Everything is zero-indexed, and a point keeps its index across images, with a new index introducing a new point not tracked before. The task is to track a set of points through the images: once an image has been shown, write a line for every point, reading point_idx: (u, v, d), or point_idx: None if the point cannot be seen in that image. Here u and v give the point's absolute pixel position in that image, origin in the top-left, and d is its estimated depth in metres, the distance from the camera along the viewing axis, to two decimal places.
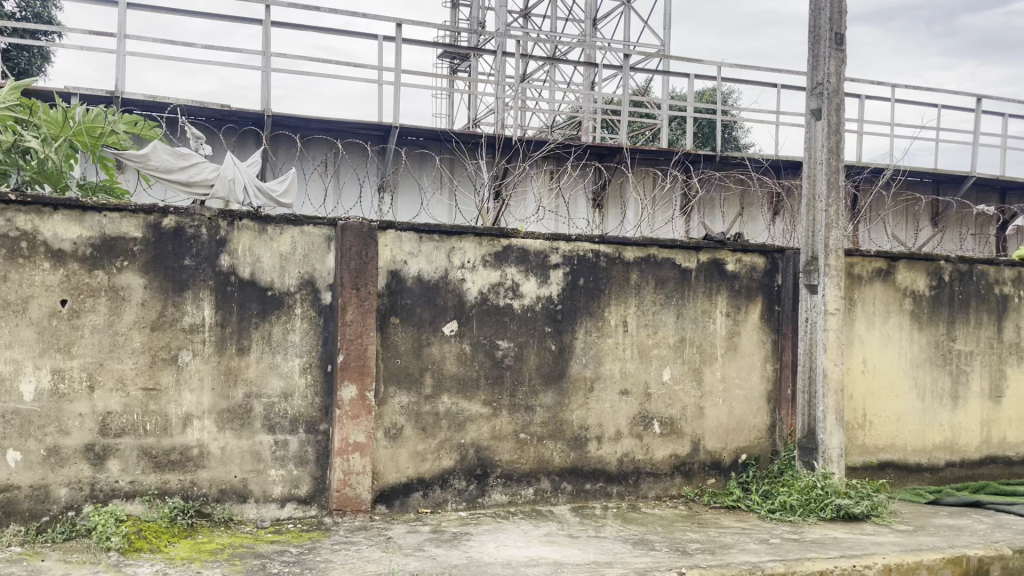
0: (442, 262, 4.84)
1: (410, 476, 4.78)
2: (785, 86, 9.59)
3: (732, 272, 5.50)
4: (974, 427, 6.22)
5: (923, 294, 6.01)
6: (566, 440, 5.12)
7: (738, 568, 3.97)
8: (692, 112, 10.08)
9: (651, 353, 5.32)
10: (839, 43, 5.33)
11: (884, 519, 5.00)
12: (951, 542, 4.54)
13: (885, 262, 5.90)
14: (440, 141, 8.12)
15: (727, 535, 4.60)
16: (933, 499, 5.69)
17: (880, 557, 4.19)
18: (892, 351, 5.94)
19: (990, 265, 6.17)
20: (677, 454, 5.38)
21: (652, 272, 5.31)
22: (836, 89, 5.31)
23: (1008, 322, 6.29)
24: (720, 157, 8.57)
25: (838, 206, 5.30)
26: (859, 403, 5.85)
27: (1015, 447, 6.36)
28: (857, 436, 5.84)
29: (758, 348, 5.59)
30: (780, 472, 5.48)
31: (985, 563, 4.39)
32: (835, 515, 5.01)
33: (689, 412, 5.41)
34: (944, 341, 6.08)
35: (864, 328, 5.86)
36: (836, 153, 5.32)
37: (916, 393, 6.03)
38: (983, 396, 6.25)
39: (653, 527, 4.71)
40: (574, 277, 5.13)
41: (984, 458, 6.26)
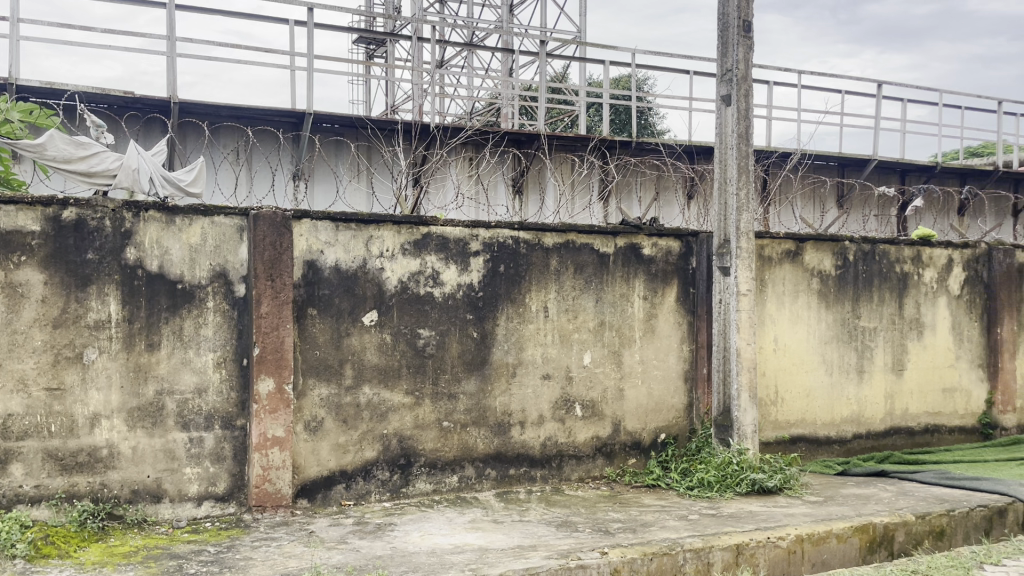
0: (360, 251, 4.78)
1: (332, 469, 4.71)
2: (697, 73, 9.79)
3: (649, 256, 5.60)
4: (879, 400, 6.51)
5: (829, 273, 6.24)
6: (489, 427, 5.13)
7: (659, 545, 4.05)
8: (608, 98, 10.19)
9: (572, 338, 5.38)
10: (747, 31, 5.47)
11: (795, 492, 5.19)
12: (858, 511, 4.75)
13: (793, 243, 6.10)
14: (355, 128, 7.98)
15: (648, 513, 4.70)
16: (841, 470, 5.94)
17: (792, 529, 4.35)
18: (801, 330, 6.16)
19: (891, 245, 6.47)
20: (598, 436, 5.46)
21: (571, 258, 5.36)
22: (745, 75, 5.45)
23: (908, 298, 6.61)
24: (636, 142, 8.69)
25: (748, 189, 5.44)
26: (771, 380, 6.04)
27: (915, 418, 6.69)
28: (770, 412, 6.04)
29: (674, 329, 5.71)
30: (697, 450, 5.62)
31: (890, 530, 4.59)
32: (750, 490, 5.17)
33: (610, 394, 5.49)
34: (849, 318, 6.34)
35: (775, 308, 6.05)
36: (745, 138, 5.46)
37: (824, 368, 6.27)
38: (887, 369, 6.55)
39: (576, 509, 4.78)
40: (494, 264, 5.13)
41: (888, 429, 6.56)
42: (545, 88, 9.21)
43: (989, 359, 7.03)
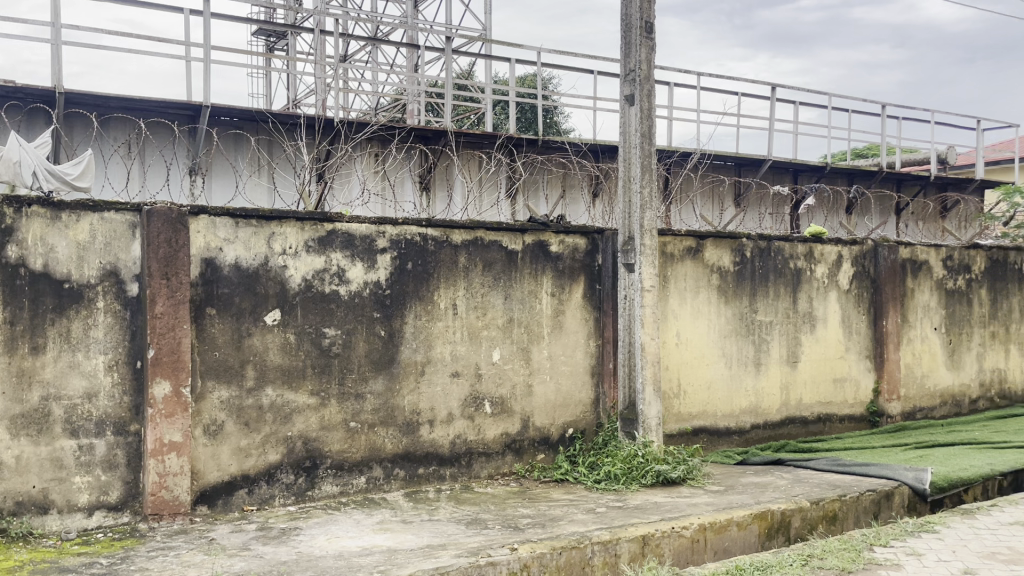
0: (261, 249, 4.64)
1: (233, 474, 4.56)
2: (601, 72, 9.96)
3: (556, 253, 5.65)
4: (775, 391, 6.76)
5: (728, 269, 6.45)
6: (397, 426, 5.07)
7: (568, 539, 4.09)
8: (514, 96, 10.23)
9: (481, 335, 5.37)
10: (649, 32, 5.59)
11: (698, 482, 5.34)
12: (757, 498, 4.92)
13: (694, 241, 6.27)
14: (256, 121, 7.75)
15: (556, 507, 4.74)
16: (741, 460, 6.14)
17: (695, 518, 4.47)
18: (702, 324, 6.34)
19: (785, 242, 6.73)
20: (507, 433, 5.47)
21: (480, 255, 5.35)
22: (648, 75, 5.56)
23: (802, 293, 6.89)
24: (542, 140, 8.77)
25: (651, 187, 5.56)
26: (674, 373, 6.19)
27: (809, 408, 6.98)
28: (673, 405, 6.18)
29: (581, 325, 5.78)
30: (604, 443, 5.70)
31: (787, 516, 4.77)
32: (655, 481, 5.28)
33: (518, 391, 5.51)
34: (747, 312, 6.57)
35: (677, 303, 6.21)
36: (648, 138, 5.57)
37: (724, 361, 6.47)
38: (782, 361, 6.80)
39: (485, 506, 4.77)
40: (402, 261, 5.06)
41: (784, 419, 6.82)
42: (451, 84, 9.17)
43: (876, 350, 7.41)
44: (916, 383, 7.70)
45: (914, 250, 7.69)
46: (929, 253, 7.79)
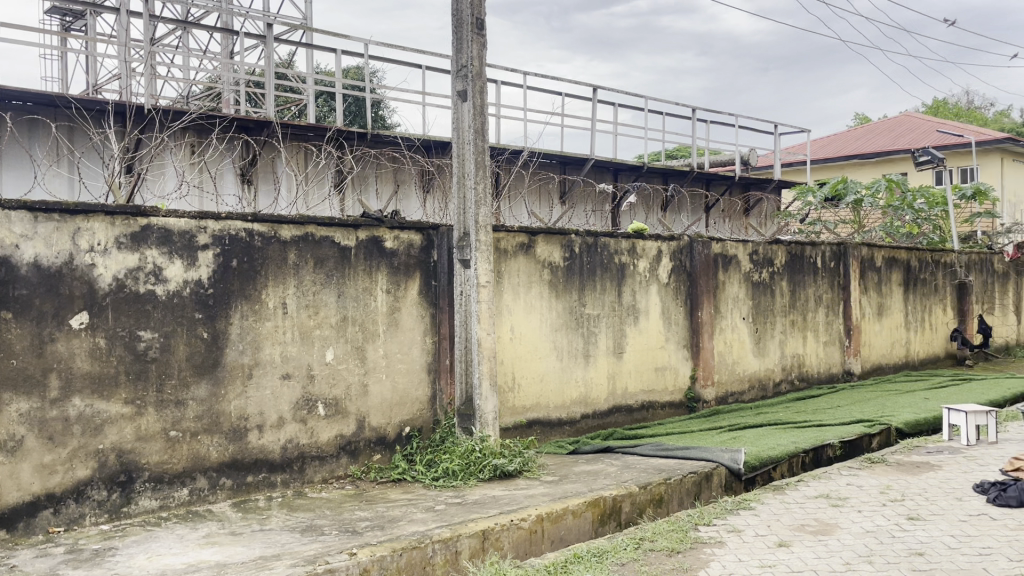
0: (66, 245, 4.22)
1: (35, 494, 4.12)
2: (429, 67, 9.93)
3: (390, 249, 5.55)
4: (603, 381, 7.00)
5: (558, 265, 6.61)
6: (224, 433, 4.78)
7: (408, 539, 4.03)
8: (340, 89, 9.98)
9: (313, 334, 5.17)
10: (481, 29, 5.61)
11: (534, 474, 5.43)
12: (590, 487, 5.07)
13: (526, 237, 6.38)
14: (54, 106, 7.08)
15: (395, 508, 4.66)
16: (573, 449, 6.32)
17: (533, 510, 4.54)
18: (535, 318, 6.45)
19: (610, 238, 7.01)
20: (342, 435, 5.31)
21: (311, 251, 5.16)
22: (479, 72, 5.58)
23: (626, 287, 7.20)
24: (371, 134, 8.61)
25: (485, 184, 5.59)
26: (509, 367, 6.27)
27: (633, 397, 7.29)
28: (508, 398, 6.25)
29: (417, 323, 5.71)
30: (441, 440, 5.68)
31: (618, 502, 4.95)
32: (493, 475, 5.32)
33: (353, 391, 5.36)
34: (577, 306, 6.77)
35: (511, 298, 6.28)
36: (481, 134, 5.60)
37: (555, 354, 6.62)
38: (609, 353, 7.06)
39: (320, 511, 4.60)
40: (226, 258, 4.79)
41: (611, 408, 7.08)
42: (273, 74, 8.79)
43: (693, 340, 7.86)
44: (728, 369, 8.25)
45: (725, 245, 8.24)
46: (738, 248, 8.37)
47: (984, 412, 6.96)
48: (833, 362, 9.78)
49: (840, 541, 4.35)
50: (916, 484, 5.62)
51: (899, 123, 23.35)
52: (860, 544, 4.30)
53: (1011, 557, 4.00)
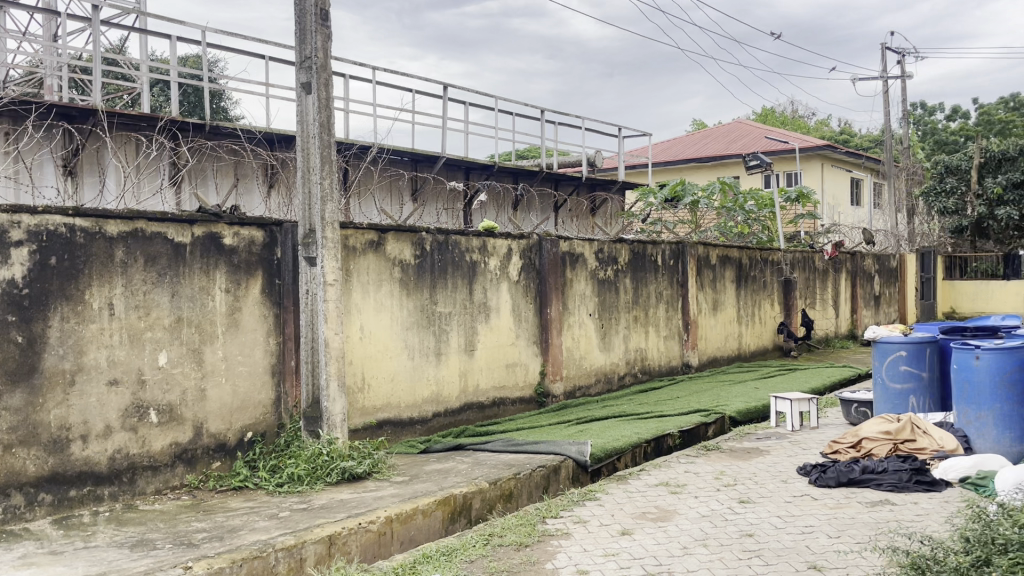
0: None
1: None
2: (272, 58, 9.60)
3: (230, 247, 5.30)
4: (454, 378, 6.98)
5: (409, 262, 6.54)
6: (42, 446, 4.40)
7: (249, 548, 3.85)
8: (177, 77, 9.46)
9: (144, 337, 4.85)
10: (325, 20, 5.45)
11: (383, 475, 5.33)
12: (440, 485, 5.04)
13: (375, 234, 6.27)
14: None
15: (235, 517, 4.44)
16: (423, 448, 6.26)
17: (381, 511, 4.45)
18: (385, 317, 6.35)
19: (460, 236, 7.01)
20: (177, 443, 5.01)
21: (141, 248, 4.84)
22: (324, 64, 5.43)
23: (476, 285, 7.23)
24: (209, 126, 8.20)
25: (331, 179, 5.44)
26: (358, 367, 6.13)
27: (485, 393, 7.32)
28: (357, 399, 6.11)
29: (259, 323, 5.47)
30: (286, 445, 5.49)
31: (468, 500, 4.95)
32: (340, 478, 5.18)
33: (189, 396, 5.08)
34: (428, 304, 6.72)
35: (360, 297, 6.16)
36: (327, 128, 5.44)
37: (406, 353, 6.54)
38: (460, 351, 7.05)
39: (153, 524, 4.32)
40: (43, 255, 4.41)
41: (462, 405, 7.06)
42: (100, 59, 8.21)
43: (543, 336, 8.00)
44: (575, 364, 8.46)
45: (572, 244, 8.44)
46: (584, 247, 8.60)
47: (807, 399, 7.49)
48: (673, 355, 10.24)
49: (679, 526, 4.54)
50: (747, 468, 5.97)
51: (732, 130, 24.79)
52: (696, 528, 4.51)
53: (829, 533, 4.31)
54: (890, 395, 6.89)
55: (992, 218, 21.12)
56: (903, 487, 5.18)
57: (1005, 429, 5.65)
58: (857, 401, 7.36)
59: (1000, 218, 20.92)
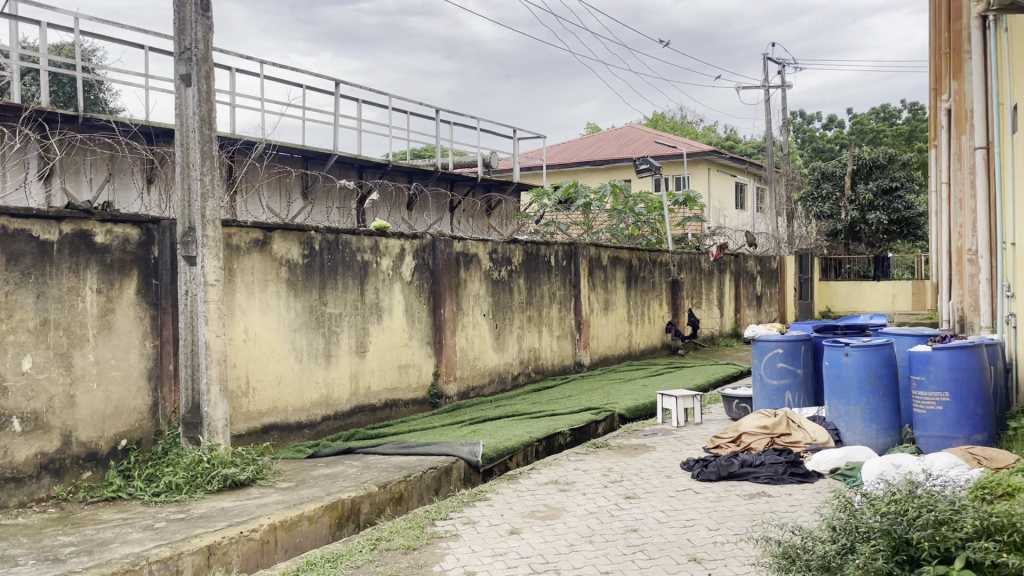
0: None
1: None
2: (152, 48, 9.20)
3: (102, 245, 5.03)
4: (344, 381, 6.84)
5: (296, 262, 6.37)
6: None
7: (120, 562, 3.66)
8: (47, 65, 8.94)
9: (5, 341, 4.54)
10: (206, 10, 5.25)
11: (268, 481, 5.17)
12: (328, 490, 4.93)
13: (261, 233, 6.08)
14: None
15: (107, 530, 4.22)
16: (311, 453, 6.11)
17: (264, 519, 4.32)
18: (271, 319, 6.17)
19: (350, 235, 6.90)
20: (43, 453, 4.72)
21: (2, 246, 4.54)
22: (205, 56, 5.23)
23: (368, 285, 7.12)
24: (82, 117, 7.78)
25: (213, 175, 5.25)
26: (242, 370, 5.93)
27: (377, 395, 7.20)
28: (241, 404, 5.91)
29: (135, 325, 5.22)
30: (164, 452, 5.25)
31: (356, 504, 4.86)
32: (222, 486, 4.99)
33: (57, 403, 4.79)
34: (317, 305, 6.57)
35: (245, 298, 5.96)
36: (208, 122, 5.24)
37: (294, 355, 6.37)
38: (350, 352, 6.92)
39: (15, 540, 4.05)
40: None
41: (353, 408, 6.92)
42: None
43: (436, 337, 7.95)
44: (469, 364, 8.45)
45: (466, 244, 8.43)
46: (478, 247, 8.61)
47: (692, 396, 7.73)
48: (566, 354, 10.37)
49: (566, 524, 4.60)
50: (634, 465, 6.11)
51: (624, 134, 25.38)
52: (583, 525, 4.57)
53: (710, 526, 4.46)
54: (769, 391, 7.19)
55: (863, 222, 22.40)
56: (779, 479, 5.41)
57: (871, 422, 5.99)
58: (738, 397, 7.65)
59: (871, 222, 22.22)
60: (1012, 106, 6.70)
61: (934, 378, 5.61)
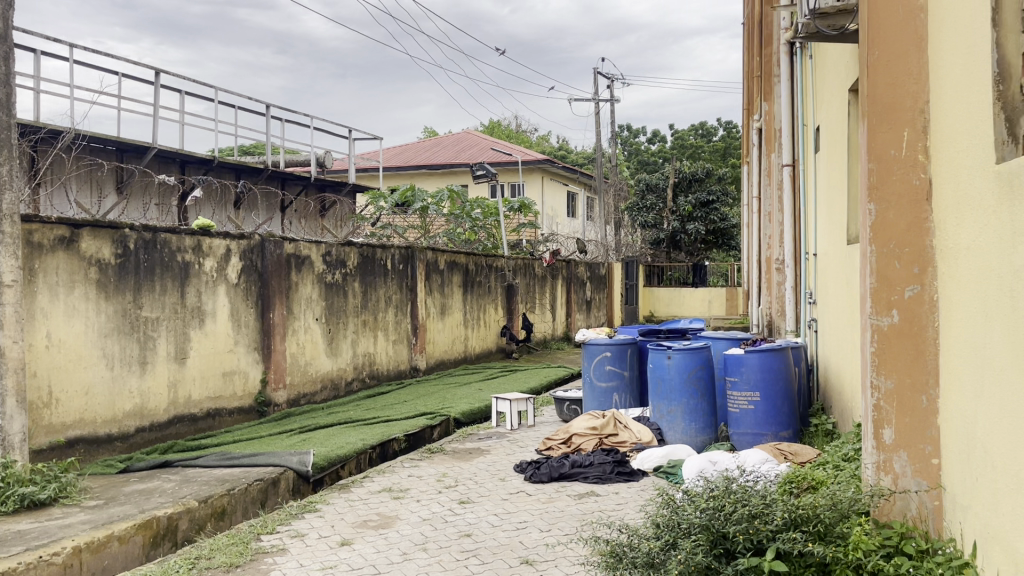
0: None
1: None
2: None
3: None
4: (162, 389, 6.39)
5: (108, 262, 5.91)
6: None
7: None
8: None
9: None
10: None
11: (72, 500, 4.73)
12: (142, 507, 4.58)
13: (68, 230, 5.59)
14: None
15: None
16: (123, 467, 5.65)
17: (67, 541, 3.94)
18: (78, 324, 5.67)
19: (170, 234, 6.50)
20: None
21: None
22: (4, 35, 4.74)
23: (189, 287, 6.71)
24: None
25: (11, 166, 4.75)
26: (43, 380, 5.40)
27: (198, 404, 6.78)
28: (41, 416, 5.38)
29: None
30: None
31: (173, 520, 4.54)
32: (18, 506, 4.51)
33: None
34: (131, 308, 6.11)
35: (47, 302, 5.44)
36: (6, 109, 4.74)
37: (104, 362, 5.88)
38: (169, 359, 6.49)
39: None
40: None
41: (171, 419, 6.47)
42: None
43: (264, 342, 7.61)
44: (300, 370, 8.14)
45: (298, 245, 8.15)
46: (310, 249, 8.34)
47: (525, 400, 7.85)
48: (402, 359, 10.24)
49: (398, 532, 4.52)
50: (468, 469, 6.12)
51: (461, 139, 25.56)
52: (416, 533, 4.51)
53: (541, 528, 4.54)
54: (597, 393, 7.43)
55: (684, 232, 23.77)
56: (607, 479, 5.60)
57: (690, 421, 6.32)
58: (569, 399, 7.86)
59: (690, 232, 23.61)
60: (814, 128, 7.31)
61: (746, 379, 6.00)
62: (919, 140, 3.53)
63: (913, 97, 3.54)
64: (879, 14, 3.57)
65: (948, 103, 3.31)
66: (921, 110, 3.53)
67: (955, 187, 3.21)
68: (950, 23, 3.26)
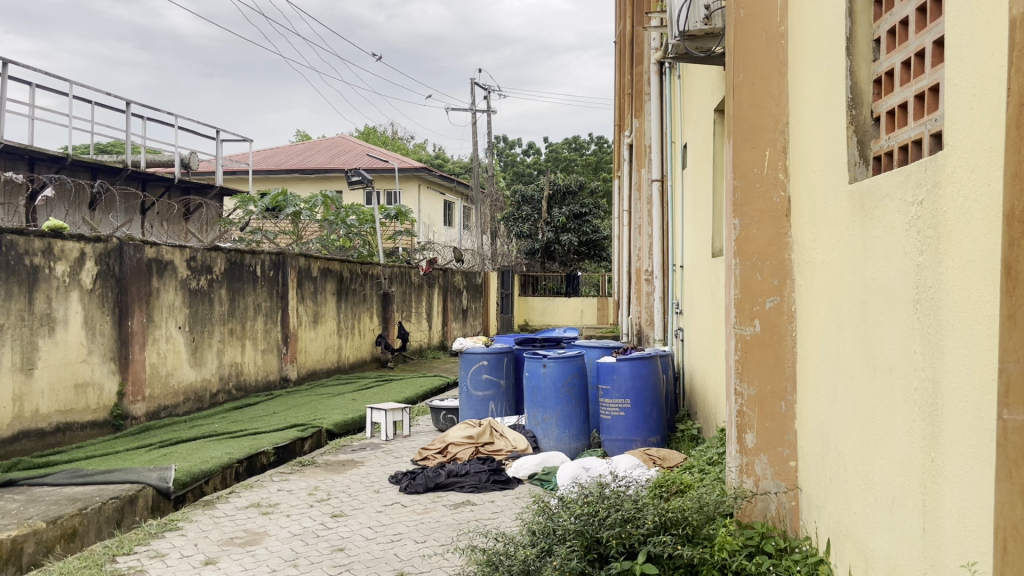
0: None
1: None
2: None
3: None
4: (5, 403, 5.91)
5: None
6: None
7: None
8: None
9: None
10: None
11: None
12: None
13: None
14: None
15: None
16: None
17: None
18: None
19: (18, 235, 6.05)
20: None
21: None
22: None
23: (38, 293, 6.26)
24: None
25: None
26: None
27: (46, 418, 6.30)
28: None
29: None
30: None
31: (18, 543, 4.18)
32: None
33: None
34: None
35: None
36: None
37: None
38: (14, 370, 6.02)
39: None
40: None
41: (16, 434, 5.99)
42: None
43: (122, 351, 7.18)
44: (160, 381, 7.73)
45: (160, 249, 7.76)
46: (174, 254, 7.96)
47: (400, 409, 7.76)
48: (271, 368, 9.92)
49: (267, 549, 4.35)
50: (341, 482, 5.98)
51: (334, 144, 25.14)
52: (286, 549, 4.36)
53: (416, 539, 4.49)
54: (473, 402, 7.44)
55: (557, 243, 24.19)
56: (482, 487, 5.61)
57: (564, 428, 6.43)
58: (445, 408, 7.84)
59: (564, 243, 24.07)
60: (682, 144, 7.63)
61: (617, 386, 6.16)
62: (779, 160, 3.75)
63: (774, 118, 3.76)
64: (744, 38, 3.77)
65: (804, 126, 3.53)
66: (781, 131, 3.76)
67: (811, 205, 3.43)
68: (808, 49, 3.48)
